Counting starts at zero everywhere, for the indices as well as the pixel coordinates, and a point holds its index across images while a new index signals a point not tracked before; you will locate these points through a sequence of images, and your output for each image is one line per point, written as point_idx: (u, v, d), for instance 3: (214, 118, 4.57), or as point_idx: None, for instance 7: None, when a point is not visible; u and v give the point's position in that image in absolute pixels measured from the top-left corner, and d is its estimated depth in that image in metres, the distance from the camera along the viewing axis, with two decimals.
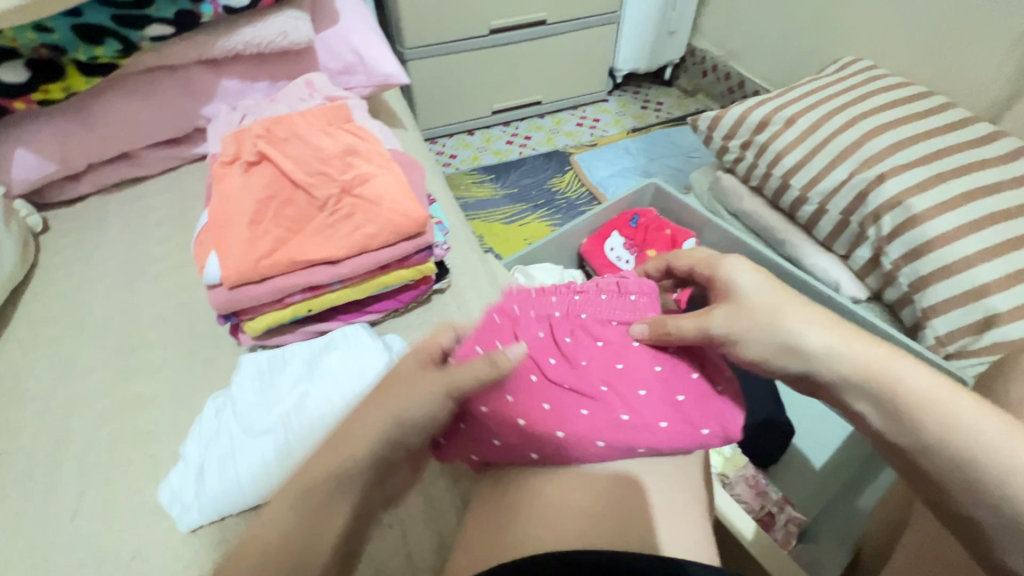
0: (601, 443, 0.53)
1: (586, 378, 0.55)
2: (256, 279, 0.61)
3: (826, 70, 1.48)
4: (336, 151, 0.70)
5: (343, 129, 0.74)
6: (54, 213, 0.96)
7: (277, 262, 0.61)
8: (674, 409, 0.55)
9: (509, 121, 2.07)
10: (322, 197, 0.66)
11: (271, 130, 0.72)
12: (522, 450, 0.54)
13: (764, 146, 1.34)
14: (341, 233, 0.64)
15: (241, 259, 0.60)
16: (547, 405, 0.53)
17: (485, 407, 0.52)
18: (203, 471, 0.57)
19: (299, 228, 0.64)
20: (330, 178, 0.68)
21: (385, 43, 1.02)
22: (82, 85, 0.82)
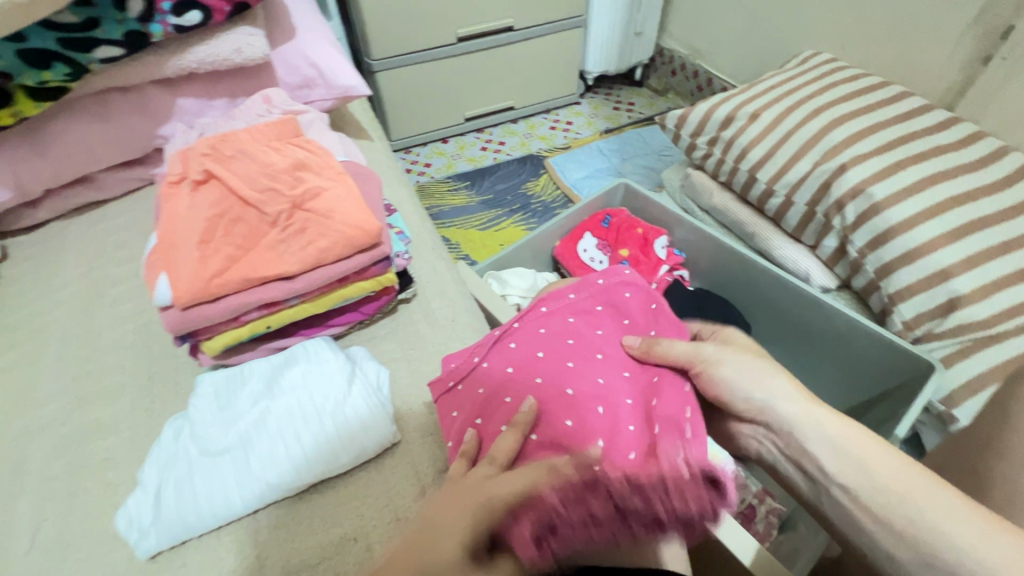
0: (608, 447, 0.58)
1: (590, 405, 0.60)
2: (209, 299, 0.61)
3: (787, 65, 1.51)
4: (286, 166, 0.70)
5: (293, 144, 0.74)
6: (12, 241, 0.94)
7: (229, 281, 0.61)
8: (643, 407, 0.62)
9: (483, 128, 2.08)
10: (273, 214, 0.66)
11: (217, 148, 0.72)
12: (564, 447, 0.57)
13: (730, 142, 1.37)
14: (295, 249, 0.64)
15: (191, 280, 0.60)
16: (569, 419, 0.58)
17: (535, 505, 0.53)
18: (161, 496, 0.56)
19: (251, 246, 0.64)
20: (280, 194, 0.68)
21: (345, 56, 1.03)
22: (33, 110, 0.81)
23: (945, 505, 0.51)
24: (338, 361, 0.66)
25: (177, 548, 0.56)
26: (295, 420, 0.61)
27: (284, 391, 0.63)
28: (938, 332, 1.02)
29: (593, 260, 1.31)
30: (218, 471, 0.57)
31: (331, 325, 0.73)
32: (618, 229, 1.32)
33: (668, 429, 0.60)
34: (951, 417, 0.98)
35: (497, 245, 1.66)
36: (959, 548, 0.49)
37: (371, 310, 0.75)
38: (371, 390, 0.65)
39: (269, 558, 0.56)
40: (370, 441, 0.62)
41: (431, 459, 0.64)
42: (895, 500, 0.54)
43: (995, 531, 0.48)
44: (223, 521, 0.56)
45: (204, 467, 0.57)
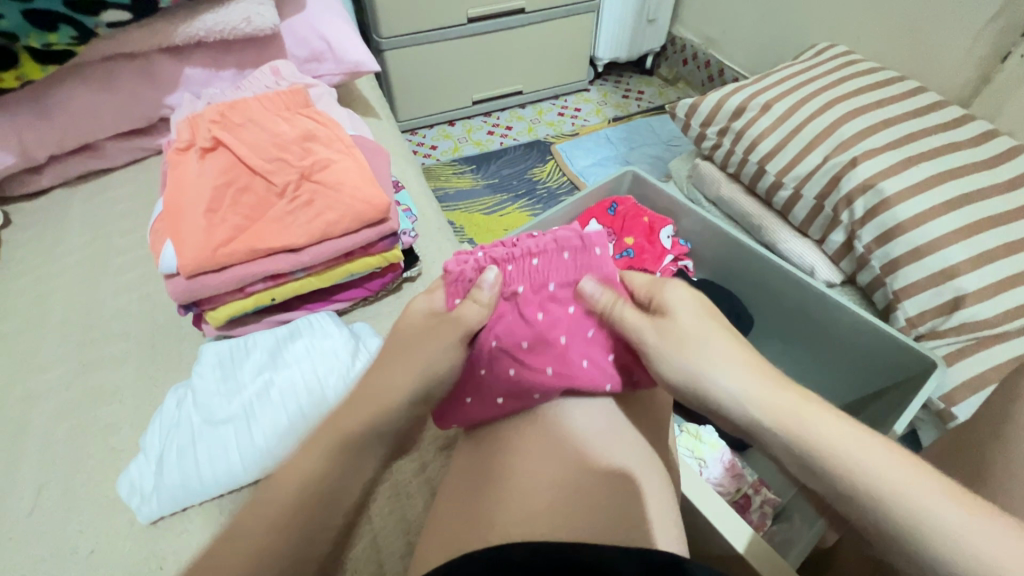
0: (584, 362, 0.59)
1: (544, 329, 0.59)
2: (214, 268, 0.60)
3: (802, 56, 1.49)
4: (295, 136, 0.69)
5: (302, 115, 0.73)
6: (16, 207, 0.94)
7: (235, 250, 0.61)
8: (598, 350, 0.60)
9: (490, 112, 2.06)
10: (281, 184, 0.65)
11: (225, 116, 0.71)
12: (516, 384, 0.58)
13: (740, 133, 1.36)
14: (302, 220, 0.64)
15: (197, 249, 0.59)
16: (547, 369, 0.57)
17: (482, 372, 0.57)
18: (163, 462, 0.56)
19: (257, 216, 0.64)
20: (288, 164, 0.67)
21: (355, 31, 1.01)
22: (38, 74, 0.80)
23: (881, 457, 0.43)
24: (342, 335, 0.66)
25: (179, 514, 0.56)
26: (298, 391, 0.61)
27: (287, 363, 0.63)
28: (941, 330, 1.02)
29: None
30: (220, 438, 0.57)
31: (336, 300, 0.72)
32: (624, 217, 1.32)
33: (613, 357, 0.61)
34: (950, 416, 0.98)
35: (501, 230, 1.65)
36: (852, 478, 0.43)
37: (377, 287, 0.75)
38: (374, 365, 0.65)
39: None
40: None
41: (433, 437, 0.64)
42: (794, 441, 0.47)
43: (968, 500, 0.40)
44: (224, 489, 0.56)
45: (206, 435, 0.57)
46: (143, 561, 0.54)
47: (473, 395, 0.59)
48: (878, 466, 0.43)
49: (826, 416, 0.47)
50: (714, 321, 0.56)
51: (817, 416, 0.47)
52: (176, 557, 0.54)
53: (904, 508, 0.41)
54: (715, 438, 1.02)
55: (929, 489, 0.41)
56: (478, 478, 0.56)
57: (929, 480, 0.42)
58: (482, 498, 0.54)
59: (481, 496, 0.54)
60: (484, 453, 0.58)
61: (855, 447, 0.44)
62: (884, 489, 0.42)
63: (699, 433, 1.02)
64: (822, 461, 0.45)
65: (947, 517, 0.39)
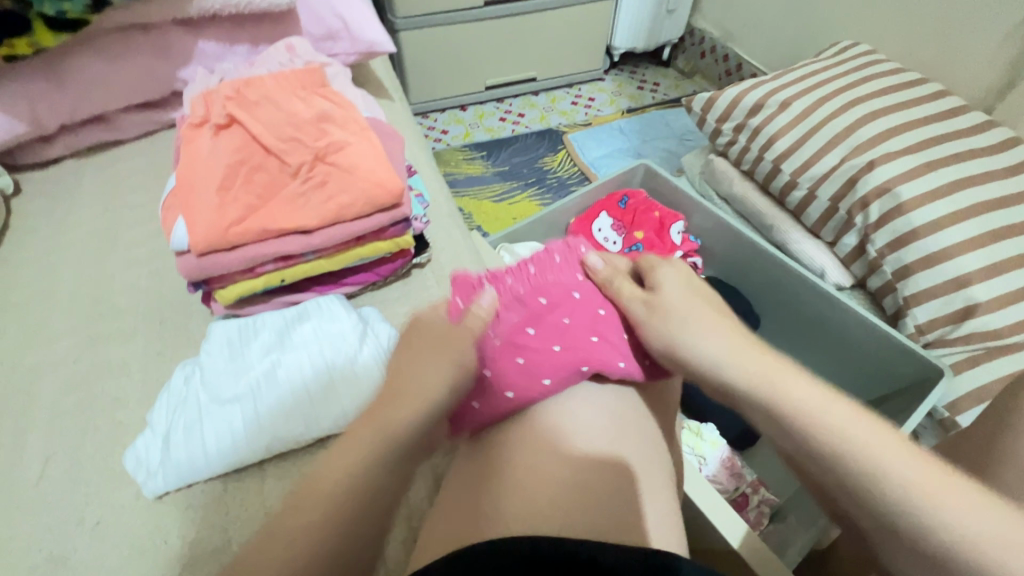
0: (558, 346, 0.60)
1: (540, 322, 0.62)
2: (226, 247, 0.60)
3: (823, 54, 1.46)
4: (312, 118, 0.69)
5: (318, 95, 0.72)
6: (27, 175, 0.94)
7: (247, 230, 0.61)
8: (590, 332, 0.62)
9: (502, 98, 2.04)
10: (297, 165, 0.65)
11: (241, 93, 0.70)
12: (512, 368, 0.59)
13: (757, 130, 1.34)
14: (314, 202, 0.63)
15: (209, 227, 0.59)
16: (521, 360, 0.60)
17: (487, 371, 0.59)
18: (169, 438, 0.56)
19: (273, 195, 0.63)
20: (302, 145, 0.66)
21: (371, 10, 1.00)
22: (51, 42, 0.78)
23: (862, 425, 0.47)
24: (349, 319, 0.66)
25: (184, 490, 0.57)
26: (304, 374, 0.61)
27: (296, 345, 0.63)
28: (950, 339, 1.01)
29: (607, 241, 1.30)
30: (225, 417, 0.57)
31: (344, 284, 0.72)
32: (635, 211, 1.30)
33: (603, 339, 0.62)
34: (954, 427, 0.98)
35: (510, 219, 1.64)
36: (838, 439, 0.46)
37: (386, 272, 0.74)
38: (382, 351, 0.65)
39: (273, 509, 0.56)
40: None
41: None
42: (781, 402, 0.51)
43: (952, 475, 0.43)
44: (227, 468, 0.57)
45: (212, 413, 0.57)
46: (148, 534, 0.54)
47: (480, 399, 0.59)
48: (852, 426, 0.46)
49: (811, 384, 0.52)
50: (695, 291, 0.64)
51: (802, 390, 0.51)
52: (181, 533, 0.54)
53: (864, 457, 0.45)
54: (715, 436, 1.02)
55: (901, 449, 0.44)
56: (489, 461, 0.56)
57: (895, 435, 0.46)
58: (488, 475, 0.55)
59: (485, 479, 0.55)
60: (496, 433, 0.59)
61: (816, 401, 0.49)
62: (864, 456, 0.44)
63: (700, 431, 1.02)
64: (826, 446, 0.47)
65: (914, 478, 0.42)
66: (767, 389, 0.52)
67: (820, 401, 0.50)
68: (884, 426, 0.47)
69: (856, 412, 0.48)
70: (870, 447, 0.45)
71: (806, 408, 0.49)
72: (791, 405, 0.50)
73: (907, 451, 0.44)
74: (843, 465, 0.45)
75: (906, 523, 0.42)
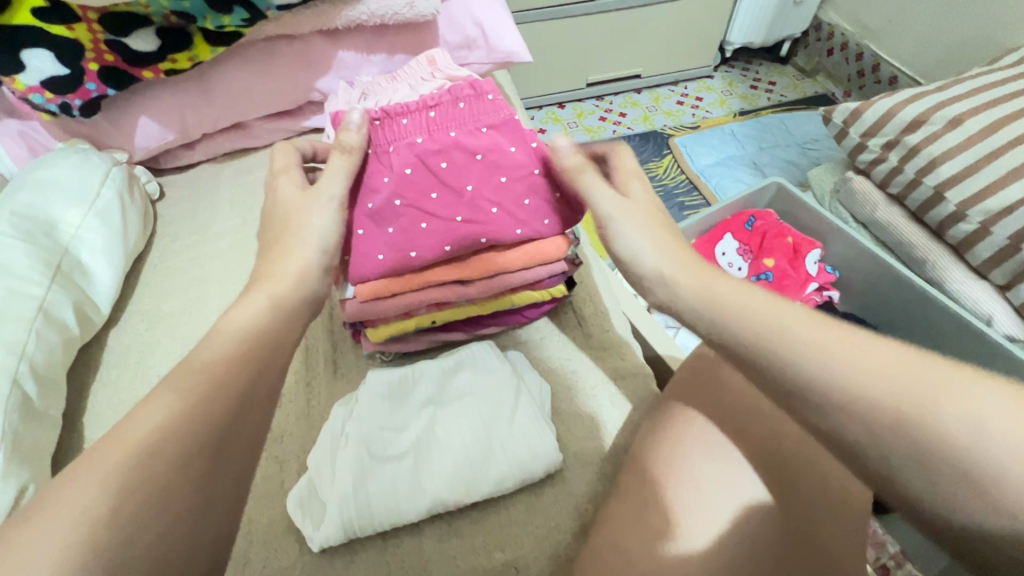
0: (519, 231, 0.63)
1: (444, 208, 0.62)
2: (388, 296, 0.61)
3: (1000, 61, 1.26)
4: (479, 158, 0.64)
5: (477, 115, 0.66)
6: (168, 179, 0.96)
7: (410, 281, 0.62)
8: (477, 209, 0.62)
9: (603, 95, 1.92)
10: (463, 216, 0.62)
11: (388, 114, 0.64)
12: (472, 239, 0.61)
13: (915, 149, 1.17)
14: (473, 255, 0.63)
15: (376, 280, 0.61)
16: (495, 210, 0.62)
17: (382, 256, 0.60)
18: (329, 494, 0.55)
19: (439, 242, 0.61)
20: (452, 192, 0.63)
21: (510, 18, 0.94)
22: (208, 54, 0.78)
23: (883, 364, 0.39)
24: (504, 371, 0.63)
25: (346, 547, 0.56)
26: (463, 434, 0.58)
27: (452, 400, 0.61)
28: None
29: (730, 267, 1.20)
30: (390, 476, 0.56)
31: (489, 327, 0.70)
32: (765, 235, 1.19)
33: (485, 159, 0.64)
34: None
35: None
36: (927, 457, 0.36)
37: (534, 315, 0.72)
38: (537, 409, 0.62)
39: (434, 570, 0.55)
40: (537, 466, 0.59)
41: (595, 490, 0.61)
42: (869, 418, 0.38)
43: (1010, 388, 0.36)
44: (390, 529, 0.56)
45: (376, 471, 0.56)
46: None
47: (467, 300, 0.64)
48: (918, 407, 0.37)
49: (785, 308, 0.44)
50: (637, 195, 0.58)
51: (766, 307, 0.44)
52: None
53: (895, 433, 0.37)
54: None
55: (944, 382, 0.37)
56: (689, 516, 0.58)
57: (946, 371, 0.37)
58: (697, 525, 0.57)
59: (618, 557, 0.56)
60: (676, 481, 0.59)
61: (893, 383, 0.38)
62: (892, 394, 0.37)
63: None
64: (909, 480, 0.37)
65: (1005, 445, 0.34)
66: (800, 353, 0.41)
67: (746, 299, 0.45)
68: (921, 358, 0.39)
69: (848, 343, 0.40)
70: (911, 394, 0.37)
71: (868, 403, 0.38)
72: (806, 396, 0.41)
73: (937, 374, 0.37)
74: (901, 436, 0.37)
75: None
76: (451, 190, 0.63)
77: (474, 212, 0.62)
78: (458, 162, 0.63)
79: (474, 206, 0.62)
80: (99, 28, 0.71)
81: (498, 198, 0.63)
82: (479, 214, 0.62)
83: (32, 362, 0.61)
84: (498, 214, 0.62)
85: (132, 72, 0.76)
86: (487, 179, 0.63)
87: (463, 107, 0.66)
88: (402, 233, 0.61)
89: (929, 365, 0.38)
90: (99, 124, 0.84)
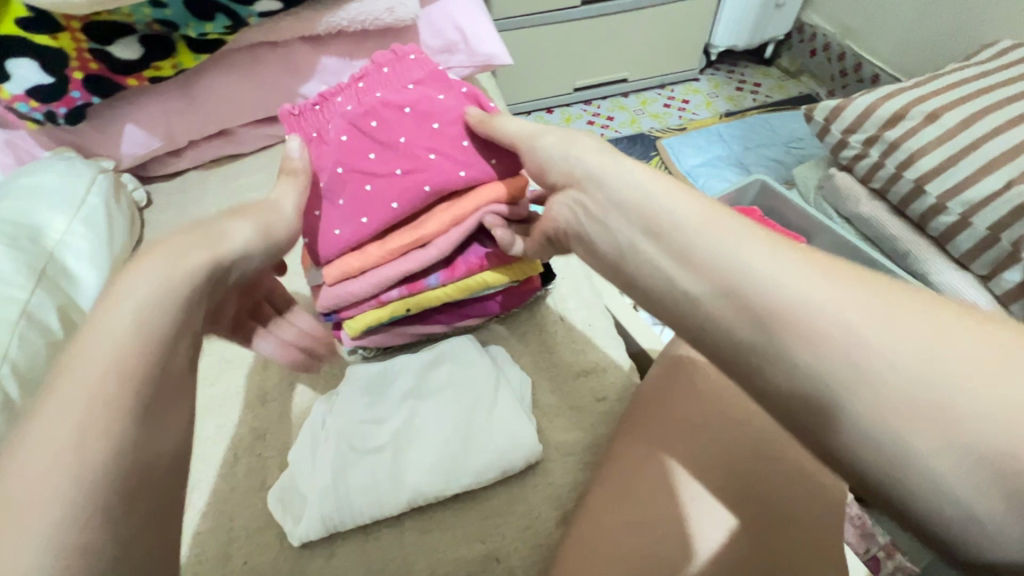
0: (461, 171, 0.61)
1: (383, 164, 0.62)
2: (353, 274, 0.62)
3: (976, 56, 1.28)
4: (409, 109, 0.63)
5: (403, 76, 0.66)
6: (156, 187, 0.97)
7: (372, 252, 0.62)
8: (417, 160, 0.61)
9: (591, 100, 1.94)
10: (402, 167, 0.61)
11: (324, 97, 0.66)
12: (414, 189, 0.61)
13: (895, 144, 1.19)
14: (426, 215, 0.63)
15: (337, 260, 0.62)
16: (432, 155, 0.61)
17: (339, 230, 0.62)
18: (308, 488, 0.55)
19: (386, 200, 0.61)
20: (388, 150, 0.62)
21: (490, 22, 0.96)
22: (192, 62, 0.80)
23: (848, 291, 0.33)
24: (484, 364, 0.64)
25: (327, 542, 0.56)
26: (443, 425, 0.59)
27: (431, 393, 0.61)
28: None
29: None
30: (370, 469, 0.56)
31: (466, 319, 0.70)
32: None
33: (415, 111, 0.63)
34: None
35: None
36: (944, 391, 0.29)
37: (512, 306, 0.72)
38: (517, 400, 0.63)
39: (413, 563, 0.55)
40: (516, 456, 0.59)
41: (577, 480, 0.62)
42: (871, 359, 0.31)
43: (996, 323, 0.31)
44: (371, 523, 0.56)
45: (355, 464, 0.56)
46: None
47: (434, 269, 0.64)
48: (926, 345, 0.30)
49: (742, 230, 0.37)
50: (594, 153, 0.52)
51: (722, 230, 0.37)
52: None
53: (848, 366, 0.30)
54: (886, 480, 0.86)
55: (907, 306, 0.32)
56: (676, 539, 0.55)
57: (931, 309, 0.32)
58: (677, 554, 0.54)
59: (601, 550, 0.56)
60: (655, 501, 0.57)
61: (862, 309, 0.32)
62: (855, 309, 0.32)
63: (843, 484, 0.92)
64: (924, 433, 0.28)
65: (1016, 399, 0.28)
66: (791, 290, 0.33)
67: (700, 222, 0.39)
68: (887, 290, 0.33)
69: (813, 265, 0.34)
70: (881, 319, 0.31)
71: (827, 326, 0.32)
72: (764, 320, 0.33)
73: (908, 304, 0.32)
74: (860, 365, 0.30)
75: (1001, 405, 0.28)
76: (386, 146, 0.62)
77: (413, 162, 0.61)
78: (386, 118, 0.63)
79: (414, 157, 0.62)
80: (83, 37, 0.73)
81: (434, 144, 0.62)
82: (418, 164, 0.61)
83: (14, 364, 0.62)
84: (437, 160, 0.61)
85: (117, 80, 0.77)
86: (418, 130, 0.62)
87: (389, 71, 0.66)
88: (352, 201, 0.62)
89: (897, 298, 0.32)
90: (85, 132, 0.85)
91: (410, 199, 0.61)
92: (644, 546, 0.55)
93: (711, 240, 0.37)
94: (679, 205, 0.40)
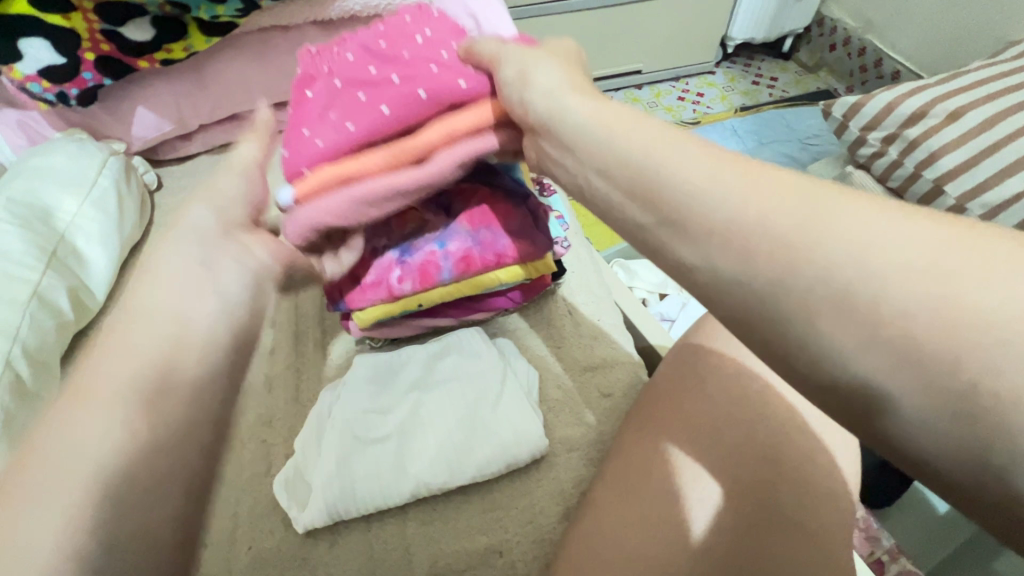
0: (462, 81, 0.50)
1: (381, 76, 0.54)
2: (326, 189, 0.52)
3: (1003, 54, 1.25)
4: (422, 35, 0.55)
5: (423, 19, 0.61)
6: (166, 170, 0.97)
7: (349, 168, 0.52)
8: (419, 68, 0.52)
9: (603, 91, 1.92)
10: (399, 76, 0.53)
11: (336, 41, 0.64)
12: (408, 92, 0.51)
13: (915, 143, 1.16)
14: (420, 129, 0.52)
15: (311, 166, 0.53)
16: (433, 66, 0.52)
17: (321, 142, 0.54)
18: (313, 476, 0.55)
19: (375, 105, 0.52)
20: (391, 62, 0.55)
21: (504, 9, 0.94)
22: (203, 44, 0.79)
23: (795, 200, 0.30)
24: (490, 356, 0.64)
25: (331, 530, 0.56)
26: (448, 415, 0.59)
27: (437, 384, 0.61)
28: None
29: None
30: (373, 458, 0.56)
31: (477, 313, 0.69)
32: None
33: (429, 31, 0.56)
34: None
35: None
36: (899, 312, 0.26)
37: (523, 299, 0.71)
38: (523, 393, 0.62)
39: (416, 553, 0.55)
40: (521, 450, 0.58)
41: (580, 475, 0.62)
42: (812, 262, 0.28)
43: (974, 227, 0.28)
44: (374, 512, 0.56)
45: (359, 452, 0.56)
46: (299, 566, 0.54)
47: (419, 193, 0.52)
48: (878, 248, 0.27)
49: (691, 146, 0.34)
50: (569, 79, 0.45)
51: (667, 143, 0.34)
52: (330, 567, 0.54)
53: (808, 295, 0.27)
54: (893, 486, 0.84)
55: (851, 217, 0.28)
56: (681, 538, 0.54)
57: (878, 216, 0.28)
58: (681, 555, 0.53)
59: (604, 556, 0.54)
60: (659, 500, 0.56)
61: (805, 219, 0.29)
62: (796, 222, 0.29)
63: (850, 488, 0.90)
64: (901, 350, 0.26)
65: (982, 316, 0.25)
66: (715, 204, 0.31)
67: (646, 136, 0.35)
68: (839, 198, 0.29)
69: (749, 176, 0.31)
70: (824, 233, 0.28)
71: (743, 236, 0.29)
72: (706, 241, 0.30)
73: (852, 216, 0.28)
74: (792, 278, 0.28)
75: (940, 322, 0.25)
76: (389, 59, 0.55)
77: (415, 67, 0.52)
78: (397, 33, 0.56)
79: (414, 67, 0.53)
80: (95, 18, 0.72)
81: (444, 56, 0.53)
82: (418, 70, 0.52)
83: (25, 345, 0.63)
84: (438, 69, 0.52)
85: (130, 61, 0.78)
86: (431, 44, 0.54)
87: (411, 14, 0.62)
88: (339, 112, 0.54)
89: (851, 210, 0.29)
90: (96, 114, 0.85)
91: (396, 108, 0.51)
92: (649, 545, 0.54)
93: (656, 153, 0.34)
94: (629, 121, 0.37)
